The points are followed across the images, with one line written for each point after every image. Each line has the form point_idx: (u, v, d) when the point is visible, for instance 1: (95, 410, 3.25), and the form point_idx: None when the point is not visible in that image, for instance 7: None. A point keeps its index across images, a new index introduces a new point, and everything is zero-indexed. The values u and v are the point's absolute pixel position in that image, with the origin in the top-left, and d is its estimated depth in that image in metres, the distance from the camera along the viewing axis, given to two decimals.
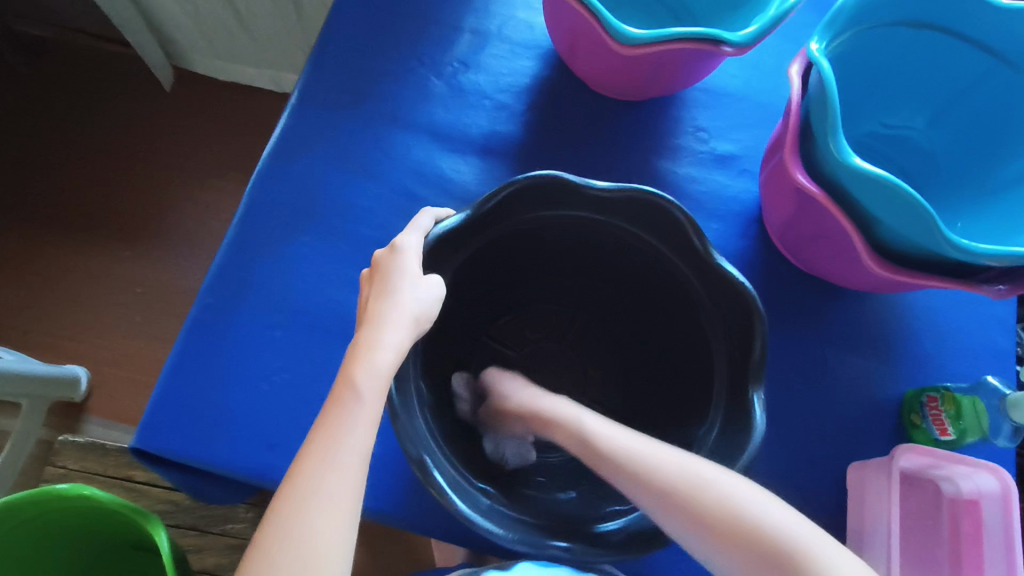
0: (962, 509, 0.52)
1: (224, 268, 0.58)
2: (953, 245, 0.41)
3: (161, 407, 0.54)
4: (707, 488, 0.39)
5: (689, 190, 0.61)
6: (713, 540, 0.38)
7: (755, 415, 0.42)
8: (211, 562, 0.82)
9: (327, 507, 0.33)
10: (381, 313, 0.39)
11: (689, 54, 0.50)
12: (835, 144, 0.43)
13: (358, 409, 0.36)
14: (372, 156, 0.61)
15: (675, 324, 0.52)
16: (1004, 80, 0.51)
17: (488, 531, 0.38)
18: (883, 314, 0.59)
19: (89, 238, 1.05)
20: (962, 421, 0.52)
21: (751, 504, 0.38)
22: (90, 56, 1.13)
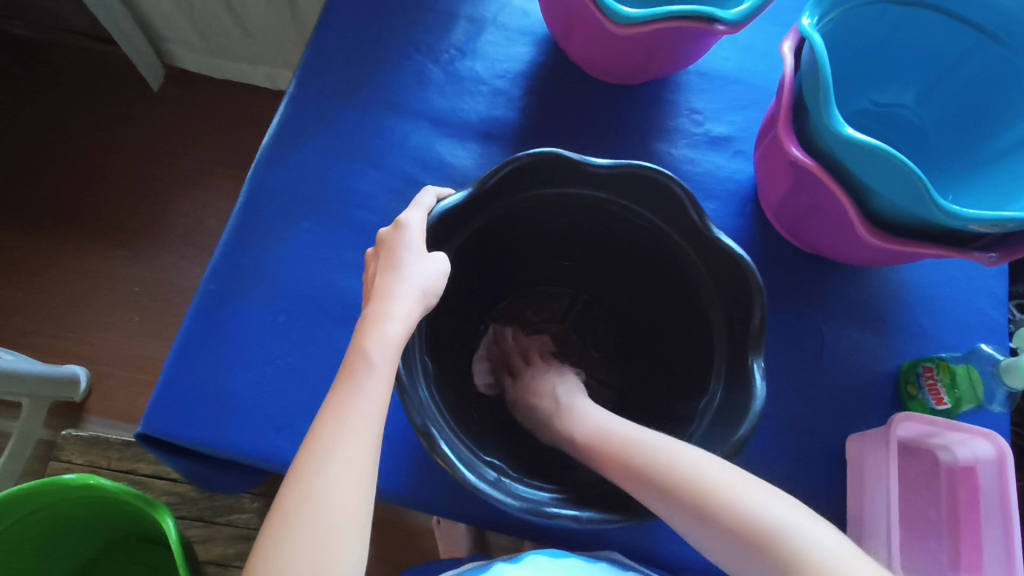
0: (960, 476, 0.53)
1: (227, 255, 0.58)
2: (944, 211, 0.42)
3: (166, 394, 0.54)
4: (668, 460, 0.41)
5: (686, 171, 0.62)
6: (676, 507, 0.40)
7: (755, 381, 0.43)
8: (217, 552, 0.82)
9: (344, 470, 0.34)
10: (389, 286, 0.40)
11: (683, 33, 0.51)
12: (828, 114, 0.43)
13: (371, 377, 0.36)
14: (370, 143, 0.62)
15: (674, 300, 0.53)
16: (989, 54, 0.52)
17: (497, 500, 0.39)
18: (878, 288, 0.60)
19: (86, 237, 1.05)
20: (957, 390, 0.53)
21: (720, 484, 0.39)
22: (83, 55, 1.13)
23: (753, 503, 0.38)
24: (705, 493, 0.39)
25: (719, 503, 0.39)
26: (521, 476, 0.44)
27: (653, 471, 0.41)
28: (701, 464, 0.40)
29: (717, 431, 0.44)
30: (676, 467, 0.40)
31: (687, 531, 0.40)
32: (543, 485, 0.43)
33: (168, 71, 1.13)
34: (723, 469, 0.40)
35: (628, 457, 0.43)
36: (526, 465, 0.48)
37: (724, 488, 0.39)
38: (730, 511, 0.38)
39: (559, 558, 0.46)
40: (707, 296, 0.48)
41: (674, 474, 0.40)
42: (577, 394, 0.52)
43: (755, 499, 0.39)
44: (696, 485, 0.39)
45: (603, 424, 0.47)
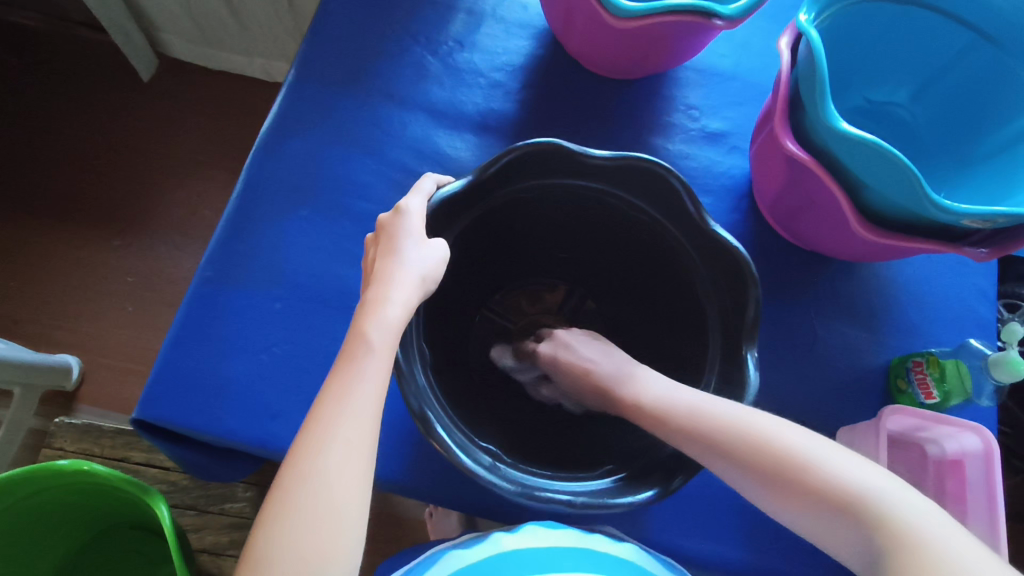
0: (948, 469, 0.54)
1: (224, 243, 0.58)
2: (936, 205, 0.43)
3: (160, 379, 0.54)
4: (719, 420, 0.43)
5: (681, 166, 0.63)
6: (726, 456, 0.42)
7: (749, 372, 0.43)
8: (209, 540, 0.82)
9: (343, 452, 0.34)
10: (387, 271, 0.40)
11: (682, 28, 0.51)
12: (824, 109, 0.44)
13: (371, 360, 0.37)
14: (368, 132, 0.62)
15: (670, 292, 0.53)
16: (982, 54, 0.53)
17: (491, 483, 0.39)
18: (869, 284, 0.61)
19: (78, 226, 1.05)
20: (946, 383, 0.54)
21: (772, 432, 0.42)
22: (77, 44, 1.12)
23: (814, 453, 0.40)
24: (805, 466, 0.40)
25: (818, 474, 0.39)
26: (516, 462, 0.44)
27: (727, 440, 0.42)
28: (803, 441, 0.41)
29: None
30: (743, 431, 0.42)
31: (768, 498, 0.41)
32: (537, 471, 0.44)
33: (163, 61, 1.13)
34: (774, 425, 0.42)
35: (713, 434, 0.42)
36: (521, 452, 0.48)
37: (828, 462, 0.40)
38: (802, 461, 0.40)
39: (555, 528, 0.46)
40: (703, 290, 0.49)
41: (751, 440, 0.42)
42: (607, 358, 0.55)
43: (834, 453, 0.40)
44: (799, 458, 0.40)
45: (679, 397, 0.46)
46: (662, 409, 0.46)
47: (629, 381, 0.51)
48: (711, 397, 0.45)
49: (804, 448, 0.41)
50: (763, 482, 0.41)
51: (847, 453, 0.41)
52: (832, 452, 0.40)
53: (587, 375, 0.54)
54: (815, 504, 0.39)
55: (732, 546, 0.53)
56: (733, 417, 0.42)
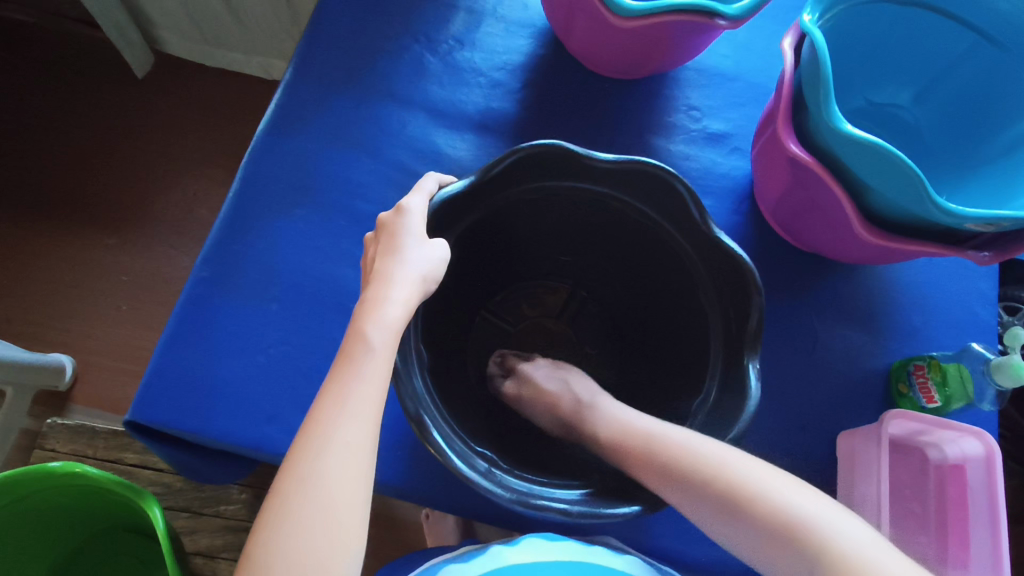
0: (948, 473, 0.54)
1: (220, 242, 0.57)
2: (941, 209, 0.42)
3: (155, 381, 0.53)
4: (681, 450, 0.42)
5: (682, 167, 0.62)
6: (684, 487, 0.42)
7: (749, 383, 0.42)
8: (203, 543, 0.82)
9: (342, 455, 0.33)
10: (388, 271, 0.39)
11: (685, 27, 0.51)
12: (828, 110, 0.43)
13: (371, 361, 0.36)
14: (367, 132, 0.61)
15: (671, 297, 0.53)
16: (985, 56, 0.53)
17: (487, 490, 0.38)
18: (871, 286, 0.61)
19: (72, 224, 1.04)
20: (948, 388, 0.54)
21: (731, 462, 0.41)
22: (72, 40, 1.11)
23: (769, 487, 0.40)
24: (761, 501, 0.40)
25: (771, 506, 0.40)
26: (512, 468, 0.44)
27: (687, 470, 0.42)
28: (758, 475, 0.41)
29: (713, 429, 0.44)
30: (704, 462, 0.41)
31: (720, 526, 0.41)
32: (533, 478, 0.43)
33: (159, 58, 1.12)
34: (734, 456, 0.42)
35: (673, 466, 0.42)
36: (518, 458, 0.47)
37: (781, 497, 0.40)
38: (756, 494, 0.40)
39: (555, 541, 0.45)
40: (705, 296, 0.48)
41: (711, 470, 0.41)
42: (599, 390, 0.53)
43: (787, 488, 0.40)
44: (753, 492, 0.40)
45: (643, 426, 0.46)
46: (628, 436, 0.46)
47: (599, 413, 0.50)
48: (673, 428, 0.45)
49: (760, 480, 0.41)
50: (719, 514, 0.41)
51: (803, 487, 0.41)
52: (786, 486, 0.41)
53: (553, 407, 0.53)
54: (766, 537, 0.39)
55: (733, 552, 0.53)
56: (695, 448, 0.42)
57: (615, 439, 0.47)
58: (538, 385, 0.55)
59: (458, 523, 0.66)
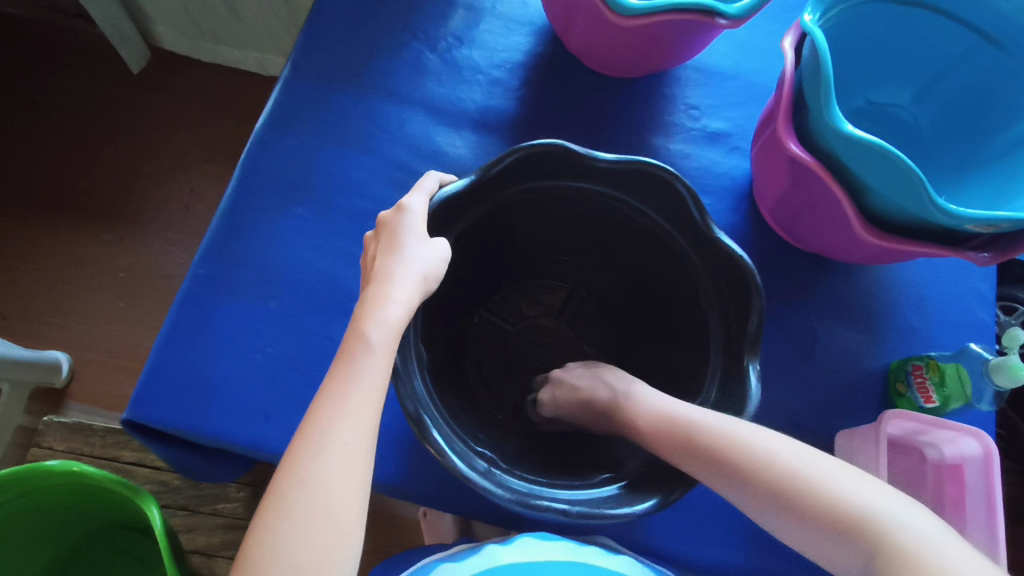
0: (946, 473, 0.54)
1: (218, 240, 0.57)
2: (941, 210, 0.42)
3: (152, 379, 0.53)
4: (721, 436, 0.42)
5: (682, 166, 0.62)
6: (724, 473, 0.41)
7: (750, 385, 0.43)
8: (201, 541, 0.81)
9: (341, 455, 0.33)
10: (388, 270, 0.39)
11: (685, 26, 0.51)
12: (829, 110, 0.43)
13: (370, 360, 0.36)
14: (366, 130, 0.61)
15: (672, 297, 0.53)
16: (986, 57, 0.53)
17: (486, 490, 0.38)
18: (870, 286, 0.61)
19: (68, 221, 1.03)
20: (946, 388, 0.54)
21: (775, 450, 0.41)
22: (69, 35, 1.11)
23: (824, 475, 0.39)
24: (817, 489, 0.39)
25: (821, 495, 0.38)
26: (511, 468, 0.44)
27: (728, 456, 0.41)
28: (809, 461, 0.40)
29: None
30: (745, 448, 0.41)
31: (766, 513, 0.41)
32: (532, 478, 0.43)
33: (156, 54, 1.11)
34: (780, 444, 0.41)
35: (714, 452, 0.41)
36: (517, 458, 0.47)
37: (837, 485, 0.39)
38: (803, 482, 0.39)
39: (549, 541, 0.45)
40: (705, 296, 0.48)
41: (753, 457, 0.41)
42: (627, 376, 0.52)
43: (841, 475, 0.39)
44: (806, 480, 0.39)
45: (681, 411, 0.45)
46: (665, 421, 0.45)
47: (637, 400, 0.49)
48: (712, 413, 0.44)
49: (809, 467, 0.40)
50: (765, 500, 0.40)
51: (860, 474, 0.39)
52: (840, 473, 0.39)
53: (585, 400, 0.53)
54: (818, 524, 0.38)
55: (731, 551, 0.53)
56: (738, 433, 0.41)
57: (656, 426, 0.45)
58: (571, 384, 0.55)
59: (456, 523, 0.66)
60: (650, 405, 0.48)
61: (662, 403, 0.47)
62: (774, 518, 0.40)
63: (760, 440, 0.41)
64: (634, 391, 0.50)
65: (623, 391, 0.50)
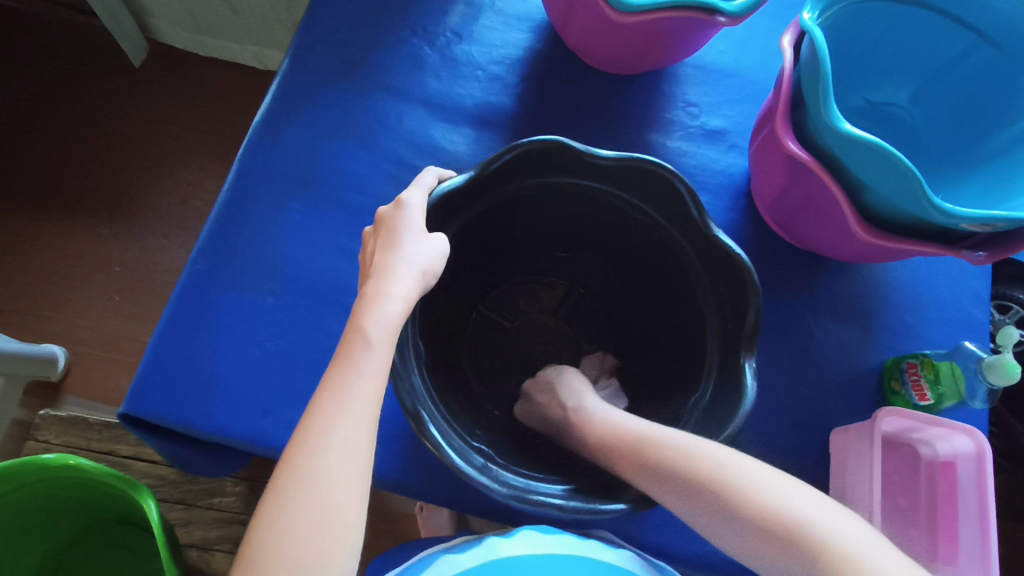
0: (939, 470, 0.54)
1: (216, 234, 0.57)
2: (937, 209, 0.43)
3: (150, 373, 0.53)
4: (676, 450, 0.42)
5: (680, 164, 0.62)
6: (674, 487, 0.42)
7: (745, 379, 0.43)
8: (198, 535, 0.81)
9: (341, 450, 0.33)
10: (388, 265, 0.39)
11: (684, 23, 0.51)
12: (827, 109, 0.44)
13: (369, 356, 0.36)
14: (364, 124, 0.61)
15: (670, 294, 0.53)
16: (984, 56, 0.53)
17: (485, 486, 0.38)
18: (866, 285, 0.61)
19: (63, 214, 1.03)
20: (940, 386, 0.54)
21: (724, 461, 0.41)
22: (65, 28, 1.10)
23: (768, 489, 0.40)
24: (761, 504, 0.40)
25: (765, 508, 0.39)
26: (507, 464, 0.44)
27: (679, 468, 0.41)
28: (750, 474, 0.41)
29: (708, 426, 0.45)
30: (699, 459, 0.41)
31: (713, 526, 0.41)
32: (528, 474, 0.44)
33: (153, 47, 1.11)
34: (732, 457, 0.41)
35: (666, 465, 0.42)
36: (513, 453, 0.47)
37: (781, 499, 0.40)
38: (748, 493, 0.40)
39: (549, 535, 0.46)
40: (702, 292, 0.48)
41: (703, 469, 0.41)
42: (587, 391, 0.53)
43: (783, 489, 0.40)
44: (751, 493, 0.40)
45: (632, 428, 0.46)
46: (615, 436, 0.46)
47: (593, 415, 0.49)
48: (666, 429, 0.45)
49: (754, 478, 0.41)
50: (714, 512, 0.41)
51: (801, 487, 0.41)
52: (782, 487, 0.40)
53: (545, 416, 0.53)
54: (763, 537, 0.39)
55: (725, 546, 0.53)
56: (689, 448, 0.42)
57: (610, 442, 0.46)
58: (537, 399, 0.55)
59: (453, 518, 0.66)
60: (601, 422, 0.48)
61: (618, 420, 0.48)
62: (722, 532, 0.41)
63: (711, 451, 0.41)
64: (588, 407, 0.50)
65: (579, 406, 0.51)
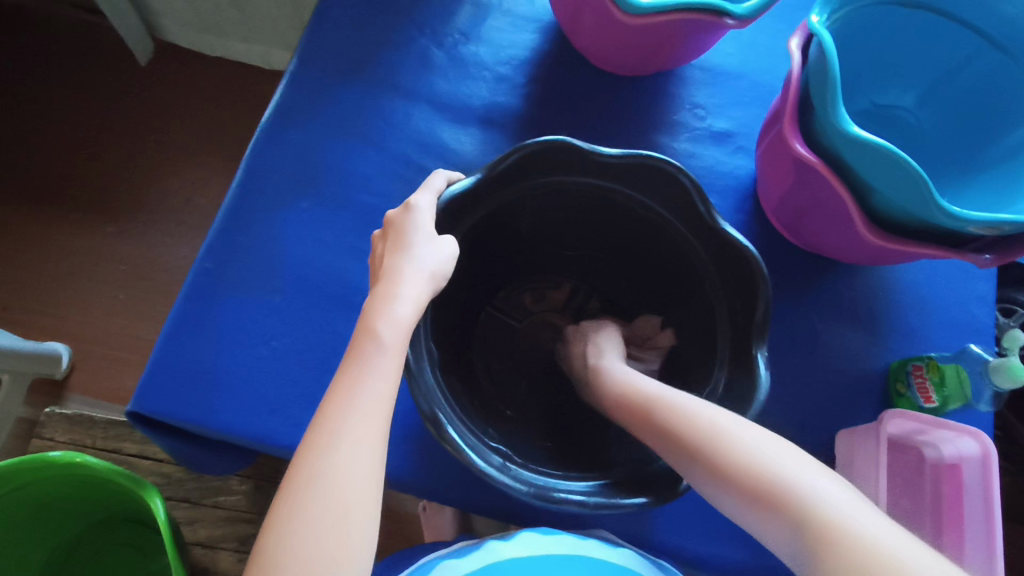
0: (944, 474, 0.55)
1: (225, 234, 0.57)
2: (944, 212, 0.43)
3: (158, 371, 0.53)
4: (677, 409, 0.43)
5: (687, 165, 0.63)
6: (671, 442, 0.42)
7: (759, 370, 0.43)
8: (203, 534, 0.82)
9: (354, 451, 0.33)
10: (399, 268, 0.40)
11: (692, 26, 0.51)
12: (835, 112, 0.44)
13: (380, 358, 0.36)
14: (372, 124, 0.61)
15: (681, 292, 0.53)
16: (991, 60, 0.53)
17: (505, 484, 0.39)
18: (872, 287, 0.61)
19: (68, 213, 1.03)
20: (945, 388, 0.54)
21: (720, 422, 0.41)
22: (71, 27, 1.11)
23: (761, 450, 0.39)
24: (776, 481, 0.37)
25: (755, 466, 0.38)
26: (525, 462, 0.44)
27: (676, 426, 0.42)
28: (748, 436, 0.40)
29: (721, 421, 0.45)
30: (695, 418, 0.41)
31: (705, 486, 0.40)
32: (545, 471, 0.44)
33: (160, 46, 1.11)
34: (730, 419, 0.41)
35: (668, 423, 0.43)
36: (524, 452, 0.47)
37: (772, 460, 0.38)
38: (738, 452, 0.39)
39: (550, 536, 0.46)
40: (712, 290, 0.49)
41: (697, 426, 0.41)
42: (610, 350, 0.53)
43: (779, 452, 0.39)
44: (743, 452, 0.39)
45: (653, 391, 0.46)
46: (633, 401, 0.46)
47: (611, 375, 0.50)
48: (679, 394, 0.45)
49: (748, 440, 0.39)
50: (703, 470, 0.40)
51: (801, 455, 0.39)
52: (776, 450, 0.39)
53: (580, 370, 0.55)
54: (752, 495, 0.38)
55: (733, 547, 0.53)
56: (689, 407, 0.42)
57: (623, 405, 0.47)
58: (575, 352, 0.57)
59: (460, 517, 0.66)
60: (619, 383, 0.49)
61: (634, 382, 0.48)
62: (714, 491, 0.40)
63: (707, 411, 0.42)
64: (609, 366, 0.51)
65: (600, 365, 0.52)
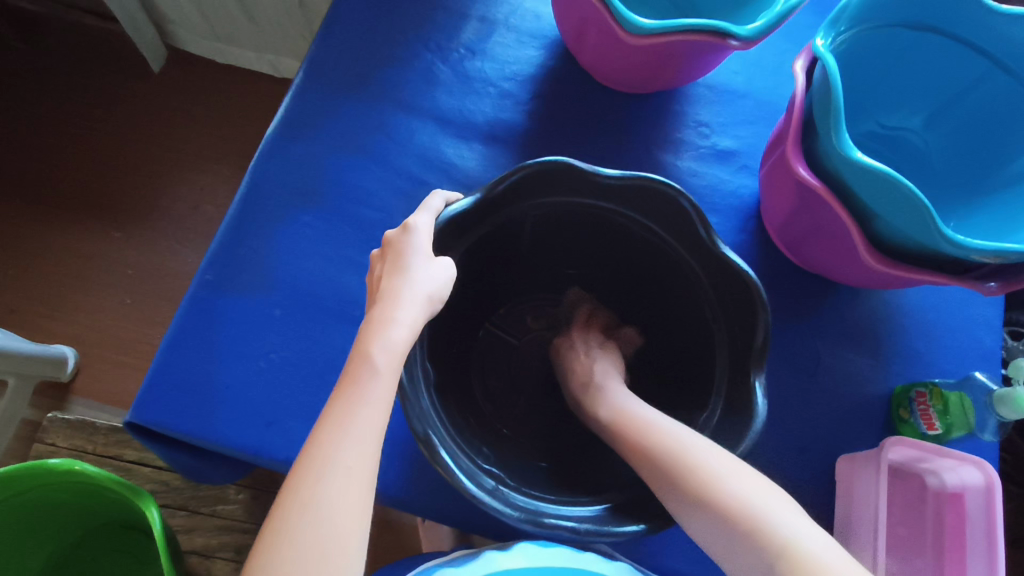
0: (947, 502, 0.53)
1: (226, 246, 0.57)
2: (948, 240, 0.42)
3: (156, 381, 0.54)
4: (673, 441, 0.43)
5: (690, 184, 0.62)
6: (660, 474, 0.42)
7: (756, 400, 0.43)
8: (199, 543, 0.82)
9: (346, 478, 0.33)
10: (396, 290, 0.40)
11: (697, 47, 0.51)
12: (839, 138, 0.43)
13: (375, 383, 0.36)
14: (375, 139, 0.61)
15: (680, 312, 0.53)
16: (998, 84, 0.53)
17: (495, 509, 0.39)
18: (875, 310, 0.60)
19: (77, 216, 1.04)
20: (949, 416, 0.53)
21: (714, 463, 0.41)
22: (86, 33, 1.12)
23: (754, 496, 0.40)
24: (764, 529, 0.38)
25: (745, 510, 0.39)
26: (518, 486, 0.44)
27: (668, 458, 0.42)
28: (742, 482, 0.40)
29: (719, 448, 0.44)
30: (690, 453, 0.42)
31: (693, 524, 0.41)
32: (540, 495, 0.43)
33: (172, 53, 1.12)
34: (726, 459, 0.41)
35: (660, 453, 0.43)
36: (519, 472, 0.47)
37: (763, 506, 0.39)
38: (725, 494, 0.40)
39: (547, 547, 0.46)
40: (711, 312, 0.48)
41: (689, 461, 0.41)
42: (613, 375, 0.54)
43: (770, 500, 0.40)
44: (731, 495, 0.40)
45: (647, 420, 0.47)
46: (627, 429, 0.47)
47: (610, 401, 0.51)
48: (674, 425, 0.45)
49: (742, 485, 0.40)
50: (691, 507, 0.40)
51: (791, 504, 0.40)
52: (769, 497, 0.40)
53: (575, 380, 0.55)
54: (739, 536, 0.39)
55: None
56: (684, 443, 0.43)
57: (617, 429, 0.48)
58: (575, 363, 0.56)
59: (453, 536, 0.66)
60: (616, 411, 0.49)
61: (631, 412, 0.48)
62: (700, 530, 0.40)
63: (701, 449, 0.42)
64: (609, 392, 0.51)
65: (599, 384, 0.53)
